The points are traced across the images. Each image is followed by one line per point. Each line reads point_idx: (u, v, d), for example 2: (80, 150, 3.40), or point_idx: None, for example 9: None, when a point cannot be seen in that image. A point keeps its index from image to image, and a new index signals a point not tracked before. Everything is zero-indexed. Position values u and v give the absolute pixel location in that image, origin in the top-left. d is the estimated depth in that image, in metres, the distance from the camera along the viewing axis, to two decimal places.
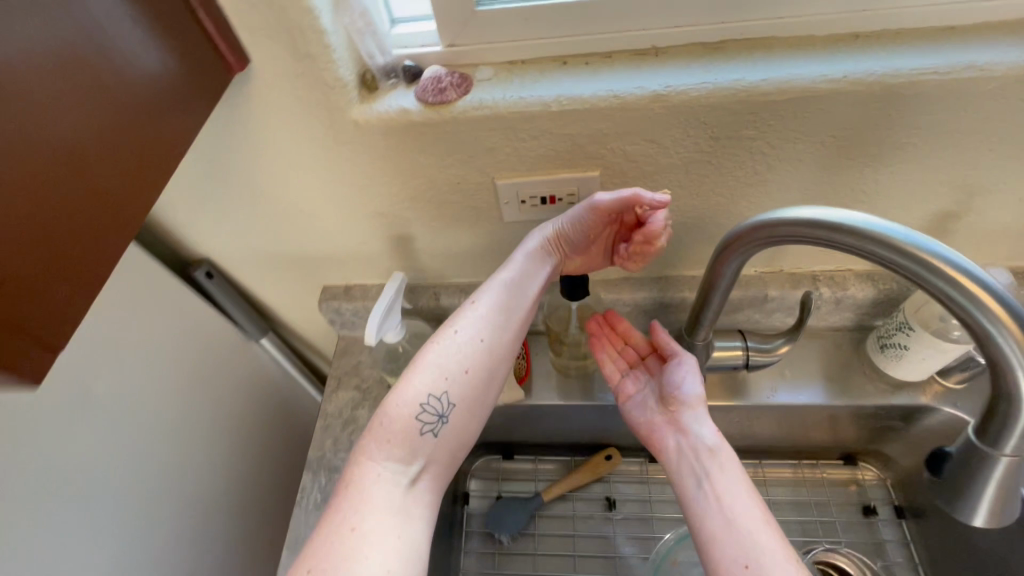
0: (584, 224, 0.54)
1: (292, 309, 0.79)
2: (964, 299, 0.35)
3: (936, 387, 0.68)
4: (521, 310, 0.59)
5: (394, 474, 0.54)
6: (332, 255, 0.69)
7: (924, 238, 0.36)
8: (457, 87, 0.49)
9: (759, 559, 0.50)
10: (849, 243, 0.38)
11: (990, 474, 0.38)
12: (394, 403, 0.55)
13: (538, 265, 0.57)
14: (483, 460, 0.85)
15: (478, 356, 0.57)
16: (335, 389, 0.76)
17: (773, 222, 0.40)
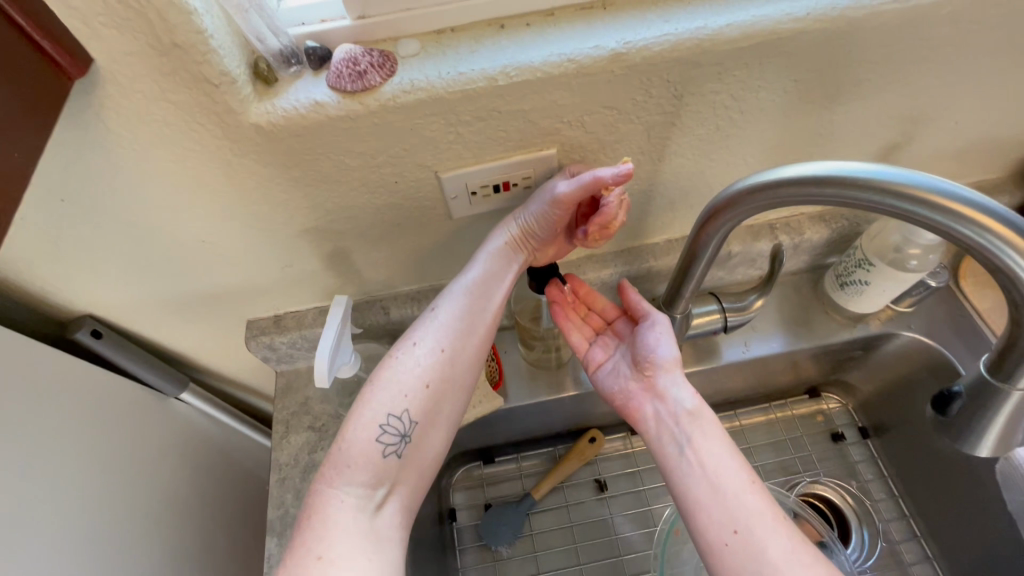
0: (547, 220, 0.49)
1: (214, 353, 0.67)
2: (953, 220, 0.32)
3: (888, 313, 0.70)
4: (486, 313, 0.52)
5: (358, 499, 0.47)
6: (254, 285, 0.58)
7: (901, 171, 0.33)
8: (379, 68, 0.40)
9: (746, 523, 0.47)
10: (828, 194, 0.35)
11: (1001, 408, 0.37)
12: (351, 427, 0.48)
13: (502, 261, 0.51)
14: (464, 470, 0.79)
15: (441, 367, 0.50)
16: (285, 434, 0.66)
17: (767, 187, 0.37)
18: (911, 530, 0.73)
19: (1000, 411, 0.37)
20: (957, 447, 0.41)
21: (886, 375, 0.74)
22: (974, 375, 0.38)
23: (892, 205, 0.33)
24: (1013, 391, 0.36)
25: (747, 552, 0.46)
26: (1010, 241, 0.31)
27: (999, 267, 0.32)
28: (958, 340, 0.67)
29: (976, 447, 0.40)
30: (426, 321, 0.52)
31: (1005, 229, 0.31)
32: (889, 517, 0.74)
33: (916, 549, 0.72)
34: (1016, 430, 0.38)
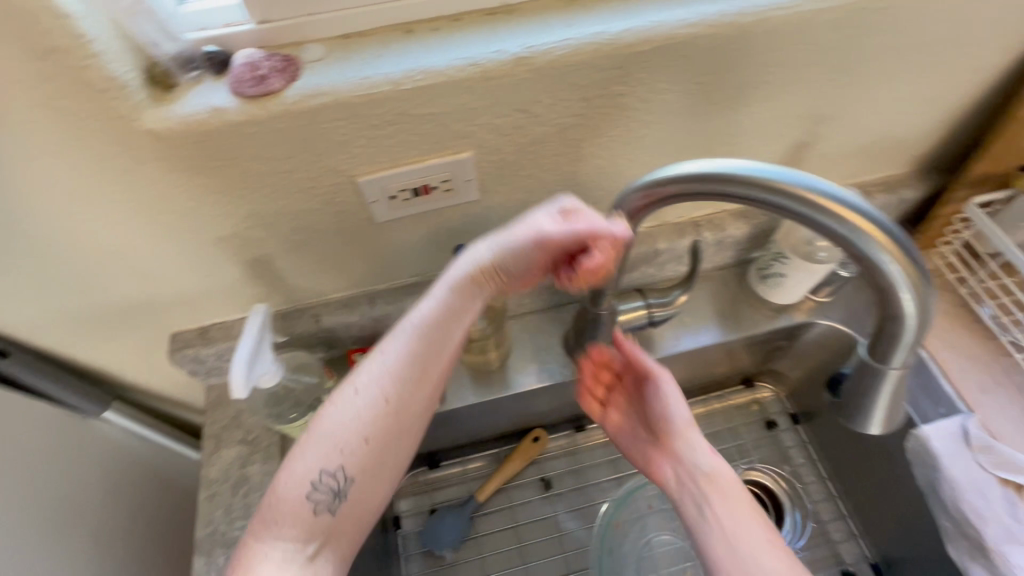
0: (524, 256, 0.48)
1: (138, 369, 0.65)
2: (819, 213, 0.34)
3: (809, 304, 0.74)
4: (436, 361, 0.49)
5: (287, 553, 0.45)
6: (172, 297, 0.56)
7: (771, 167, 0.35)
8: (280, 73, 0.40)
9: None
10: (709, 190, 0.36)
11: (881, 388, 0.39)
12: (282, 481, 0.46)
13: (460, 300, 0.49)
14: (409, 477, 0.78)
15: (382, 418, 0.48)
16: (215, 449, 0.64)
17: (658, 185, 0.38)
18: (837, 508, 0.77)
19: (879, 393, 0.40)
20: (848, 426, 0.44)
21: (811, 362, 0.78)
22: (855, 362, 0.40)
23: (764, 198, 0.35)
24: (890, 370, 0.38)
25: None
26: (868, 232, 0.33)
27: (861, 255, 0.34)
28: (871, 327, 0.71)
29: (867, 428, 0.42)
30: (369, 365, 0.49)
31: (860, 220, 0.33)
32: (818, 497, 0.77)
33: (842, 526, 0.76)
34: (897, 407, 0.41)
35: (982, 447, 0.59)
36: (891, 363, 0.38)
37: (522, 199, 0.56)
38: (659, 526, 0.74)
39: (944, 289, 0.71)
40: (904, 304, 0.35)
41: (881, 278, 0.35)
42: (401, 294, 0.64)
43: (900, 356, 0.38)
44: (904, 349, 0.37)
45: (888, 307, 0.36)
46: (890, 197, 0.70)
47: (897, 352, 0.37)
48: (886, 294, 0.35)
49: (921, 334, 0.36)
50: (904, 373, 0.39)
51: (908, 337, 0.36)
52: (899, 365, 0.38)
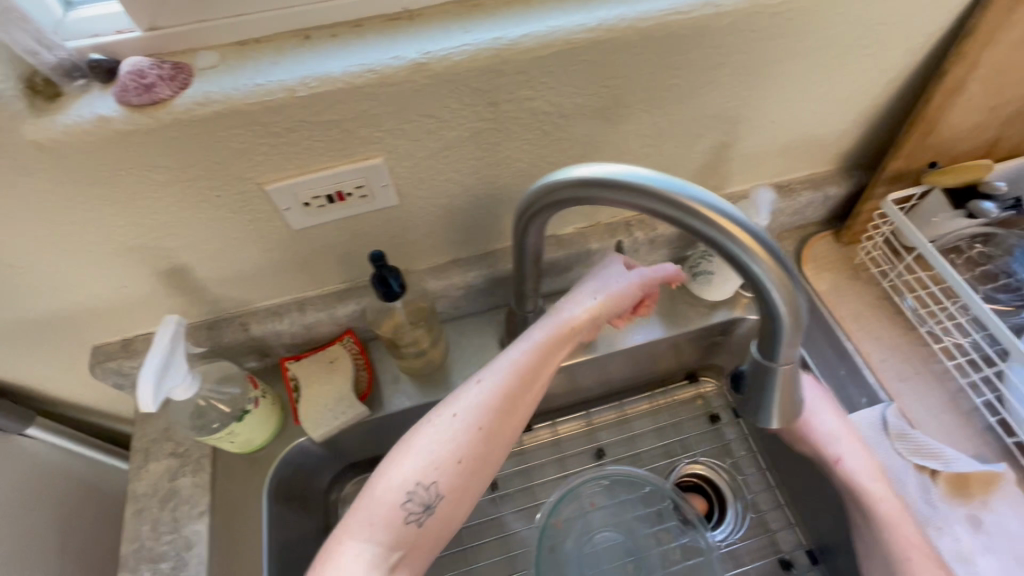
0: (617, 299, 0.55)
1: (60, 384, 0.63)
2: (688, 215, 0.35)
3: (743, 300, 0.75)
4: (529, 389, 0.53)
5: (371, 558, 0.46)
6: (86, 310, 0.55)
7: (640, 171, 0.36)
8: (169, 81, 0.39)
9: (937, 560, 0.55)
10: (587, 194, 0.38)
11: (772, 383, 0.41)
12: (378, 486, 0.48)
13: (560, 340, 0.54)
14: (354, 485, 0.74)
15: (476, 443, 0.50)
16: (144, 463, 0.63)
17: (545, 190, 0.39)
18: (775, 498, 0.78)
19: (773, 387, 0.41)
20: (750, 419, 0.45)
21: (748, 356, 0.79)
22: (751, 359, 0.41)
23: (640, 203, 0.36)
24: (777, 366, 0.39)
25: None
26: (734, 232, 0.34)
27: (732, 257, 0.35)
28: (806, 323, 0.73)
29: (768, 421, 0.44)
30: (480, 391, 0.51)
31: (727, 223, 0.34)
32: (758, 489, 0.79)
33: (780, 516, 0.77)
34: (791, 399, 0.42)
35: (900, 434, 0.61)
36: (778, 360, 0.39)
37: (444, 203, 0.56)
38: (603, 522, 0.76)
39: (870, 282, 0.74)
40: (777, 305, 0.36)
41: (754, 278, 0.35)
42: (332, 300, 0.64)
43: (785, 353, 0.39)
44: (787, 345, 0.38)
45: (765, 307, 0.36)
46: (816, 194, 0.72)
47: (781, 349, 0.38)
48: (761, 295, 0.36)
49: (799, 330, 0.37)
50: (793, 368, 0.40)
51: (785, 334, 0.37)
52: (786, 360, 0.39)
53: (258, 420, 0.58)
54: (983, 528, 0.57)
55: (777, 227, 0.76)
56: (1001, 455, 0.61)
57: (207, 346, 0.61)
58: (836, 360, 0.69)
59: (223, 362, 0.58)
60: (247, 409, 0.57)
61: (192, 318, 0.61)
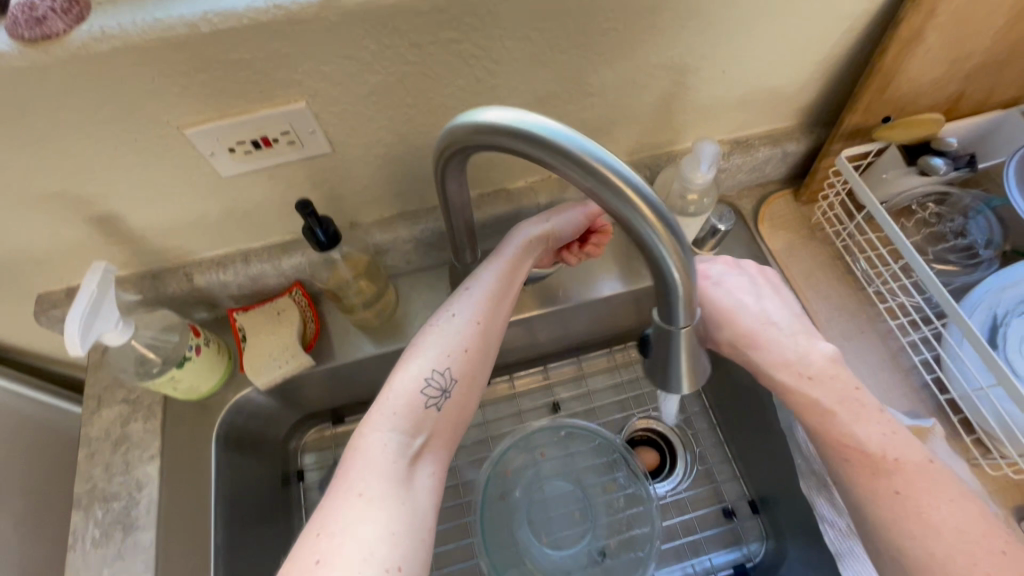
0: (571, 225, 0.57)
1: (11, 329, 0.64)
2: (576, 168, 0.34)
3: None
4: (514, 291, 0.53)
5: (399, 443, 0.44)
6: (22, 257, 0.55)
7: (533, 119, 0.35)
8: (64, 15, 0.38)
9: (905, 455, 0.48)
10: (487, 139, 0.36)
11: (675, 345, 0.40)
12: (393, 380, 0.47)
13: (536, 243, 0.55)
14: (315, 432, 0.77)
15: (481, 337, 0.49)
16: (97, 408, 0.64)
17: (452, 136, 0.38)
18: (724, 452, 0.80)
19: (677, 351, 0.40)
20: (659, 386, 0.44)
21: None
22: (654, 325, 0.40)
23: (533, 149, 0.35)
24: (678, 328, 0.39)
25: (895, 479, 0.47)
26: (621, 190, 0.33)
27: (621, 217, 0.35)
28: None
29: (677, 389, 0.43)
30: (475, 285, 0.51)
31: (616, 176, 0.33)
32: (707, 443, 0.80)
33: (727, 470, 0.79)
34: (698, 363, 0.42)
35: None
36: (678, 322, 0.38)
37: (380, 153, 0.55)
38: (553, 472, 0.77)
39: (824, 242, 0.74)
40: (667, 264, 0.35)
41: (640, 237, 0.35)
42: (277, 252, 0.63)
43: (685, 315, 0.38)
44: (682, 307, 0.37)
45: (653, 268, 0.36)
46: (774, 151, 0.71)
47: (678, 313, 0.38)
48: (652, 255, 0.35)
49: (694, 293, 0.37)
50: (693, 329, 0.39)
51: (681, 296, 0.37)
52: (687, 323, 0.38)
53: (200, 366, 0.59)
54: None
55: (735, 185, 0.75)
56: (933, 411, 0.62)
57: (152, 296, 0.62)
58: None
59: (163, 310, 0.58)
60: (187, 356, 0.58)
61: (135, 268, 0.61)
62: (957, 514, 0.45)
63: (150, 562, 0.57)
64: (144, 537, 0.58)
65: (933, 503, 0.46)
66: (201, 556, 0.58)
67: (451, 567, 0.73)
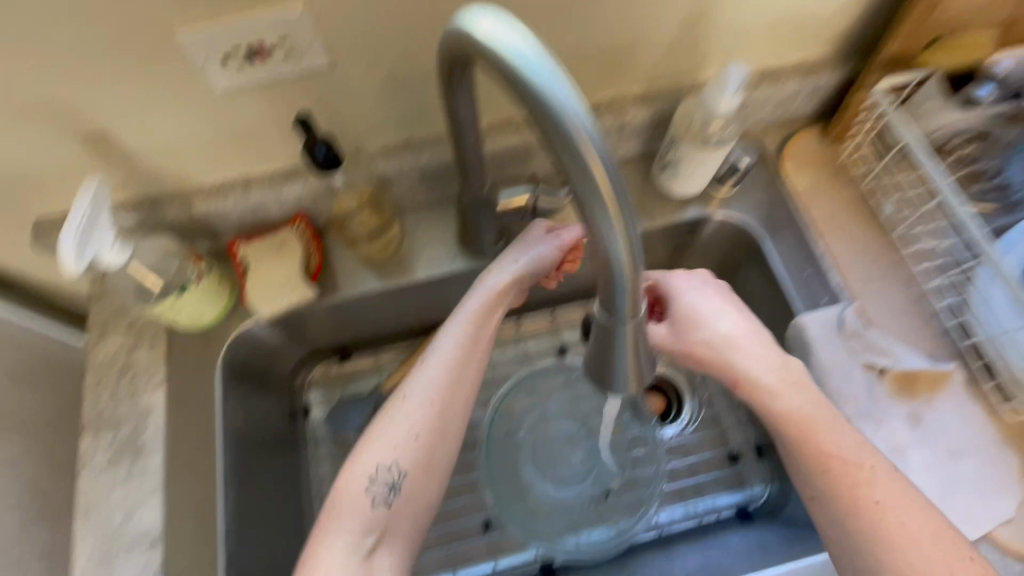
0: (541, 263, 0.57)
1: (12, 256, 0.64)
2: (543, 120, 0.29)
3: (715, 199, 0.69)
4: (474, 357, 0.53)
5: (348, 546, 0.47)
6: (17, 175, 0.53)
7: (521, 39, 0.29)
8: None
9: (875, 463, 0.48)
10: (473, 49, 0.32)
11: (615, 346, 0.36)
12: (344, 475, 0.49)
13: (507, 289, 0.56)
14: (321, 369, 0.76)
15: (432, 419, 0.50)
16: (102, 335, 0.64)
17: (448, 39, 0.34)
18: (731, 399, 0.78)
19: (620, 351, 0.37)
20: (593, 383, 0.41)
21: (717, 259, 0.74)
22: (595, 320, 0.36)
23: (507, 84, 0.30)
24: (618, 329, 0.35)
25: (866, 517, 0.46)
26: (587, 159, 0.29)
27: (577, 190, 0.31)
28: (784, 224, 0.68)
29: (619, 392, 0.40)
30: (436, 354, 0.53)
31: (569, 143, 0.29)
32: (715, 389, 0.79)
33: (734, 416, 0.77)
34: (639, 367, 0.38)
35: (852, 333, 0.61)
36: (618, 320, 0.35)
37: (383, 68, 0.52)
38: (559, 413, 0.76)
39: (851, 183, 0.70)
40: (616, 254, 0.32)
41: (593, 222, 0.31)
42: (276, 180, 0.61)
43: (625, 311, 0.34)
44: (625, 300, 0.34)
45: (602, 256, 0.33)
46: (805, 83, 0.66)
47: (619, 307, 0.34)
48: (598, 237, 0.32)
49: (639, 287, 0.33)
50: (637, 331, 0.36)
51: (623, 286, 0.33)
52: (630, 324, 0.35)
53: (203, 294, 0.58)
54: (922, 423, 0.58)
55: (760, 121, 0.71)
56: (953, 355, 0.60)
57: (151, 223, 0.60)
58: (802, 260, 0.67)
59: (164, 238, 0.57)
60: (189, 283, 0.57)
61: (131, 193, 0.59)
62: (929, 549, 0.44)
63: (158, 486, 0.58)
64: (152, 461, 0.59)
65: (909, 539, 0.45)
66: (208, 480, 0.59)
67: (455, 501, 0.72)
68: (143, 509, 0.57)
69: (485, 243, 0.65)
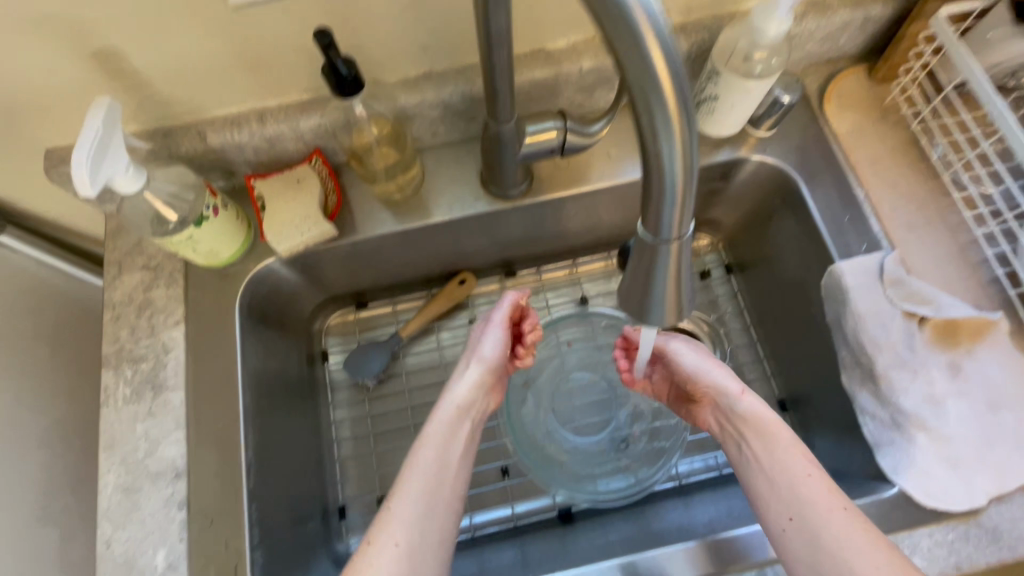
0: (498, 343, 0.62)
1: (26, 190, 0.62)
2: None
3: (751, 140, 0.66)
4: (445, 484, 0.55)
5: None
6: (25, 98, 0.51)
7: None
8: None
9: (821, 497, 0.51)
10: None
11: (657, 265, 0.33)
12: None
13: (486, 397, 0.62)
14: (338, 316, 0.76)
15: (400, 557, 0.50)
16: (118, 273, 0.63)
17: None
18: (755, 353, 0.75)
19: (661, 275, 0.34)
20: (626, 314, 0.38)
21: (747, 207, 0.72)
22: (636, 240, 0.33)
23: None
24: (661, 245, 0.32)
25: (802, 538, 0.50)
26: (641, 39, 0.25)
27: (627, 80, 0.27)
28: (823, 168, 0.65)
29: (657, 323, 0.37)
30: (429, 440, 0.56)
31: (622, 24, 0.25)
32: (739, 342, 0.75)
33: (757, 368, 0.74)
34: (680, 292, 0.35)
35: (894, 281, 0.58)
36: (662, 236, 0.32)
37: None
38: (579, 363, 0.75)
39: (897, 125, 0.66)
40: (666, 157, 0.28)
41: (643, 118, 0.28)
42: (293, 112, 0.58)
43: (672, 227, 0.31)
44: (672, 213, 0.30)
45: (649, 160, 0.29)
46: (856, 13, 0.61)
47: (665, 222, 0.31)
48: (649, 141, 0.28)
49: (689, 195, 0.30)
50: (682, 248, 0.33)
51: (672, 198, 0.30)
52: (675, 239, 0.32)
53: (220, 228, 0.56)
54: (962, 374, 0.55)
55: (803, 58, 0.66)
56: (999, 306, 0.58)
57: (164, 154, 0.58)
58: (840, 206, 0.63)
59: (179, 166, 0.55)
60: (205, 215, 0.55)
61: (143, 123, 0.57)
62: (868, 565, 0.46)
63: (181, 421, 0.58)
64: (173, 397, 0.59)
65: (853, 556, 0.47)
66: (230, 417, 0.58)
67: None
68: (166, 443, 0.57)
69: (510, 182, 0.63)
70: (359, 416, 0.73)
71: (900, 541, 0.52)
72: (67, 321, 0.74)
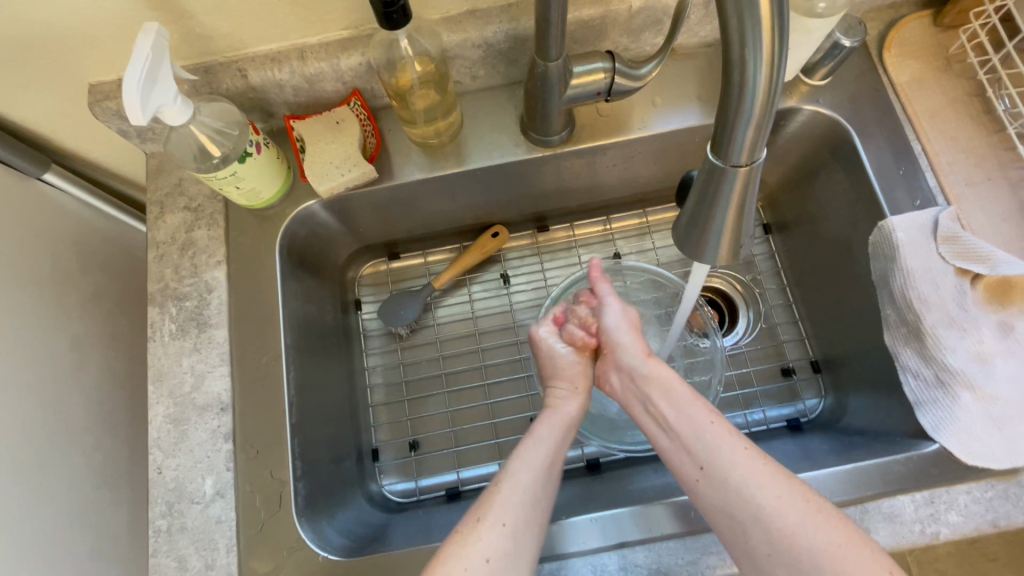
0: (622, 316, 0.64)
1: (68, 128, 0.63)
2: None
3: (802, 89, 0.63)
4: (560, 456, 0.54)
5: None
6: (70, 29, 0.51)
7: None
8: None
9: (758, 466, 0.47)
10: None
11: (724, 194, 0.33)
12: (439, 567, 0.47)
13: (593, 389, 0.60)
14: (371, 266, 0.76)
15: (519, 528, 0.49)
16: (160, 214, 0.63)
17: None
18: (791, 314, 0.73)
19: (727, 203, 0.34)
20: (681, 248, 0.38)
21: (793, 162, 0.69)
22: (703, 166, 0.33)
23: None
24: (731, 170, 0.32)
25: (713, 485, 0.48)
26: None
27: None
28: (876, 120, 0.62)
29: (710, 259, 0.37)
30: (541, 435, 0.54)
31: None
32: (774, 303, 0.74)
33: (792, 330, 0.72)
34: (743, 223, 0.35)
35: (948, 238, 0.56)
36: (733, 159, 0.32)
37: None
38: None
39: (960, 76, 0.63)
40: (753, 72, 0.28)
41: (732, 28, 0.28)
42: (335, 50, 0.57)
43: (744, 150, 0.31)
44: (747, 134, 0.30)
45: (732, 77, 0.29)
46: None
47: (738, 144, 0.31)
48: (735, 54, 0.28)
49: (769, 114, 0.30)
50: (752, 175, 0.33)
51: (750, 117, 0.30)
52: (746, 162, 0.32)
53: (261, 166, 0.56)
54: (1013, 333, 0.55)
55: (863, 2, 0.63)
56: None
57: (206, 90, 0.58)
58: (893, 160, 0.61)
59: (222, 103, 0.55)
60: (249, 152, 0.55)
61: (186, 59, 0.57)
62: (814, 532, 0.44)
63: (225, 356, 0.60)
64: (218, 334, 0.60)
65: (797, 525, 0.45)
66: (271, 354, 0.60)
67: (502, 398, 0.72)
68: (211, 377, 0.59)
69: (550, 129, 0.62)
70: (392, 363, 0.74)
71: (936, 496, 0.52)
72: (112, 264, 0.76)
